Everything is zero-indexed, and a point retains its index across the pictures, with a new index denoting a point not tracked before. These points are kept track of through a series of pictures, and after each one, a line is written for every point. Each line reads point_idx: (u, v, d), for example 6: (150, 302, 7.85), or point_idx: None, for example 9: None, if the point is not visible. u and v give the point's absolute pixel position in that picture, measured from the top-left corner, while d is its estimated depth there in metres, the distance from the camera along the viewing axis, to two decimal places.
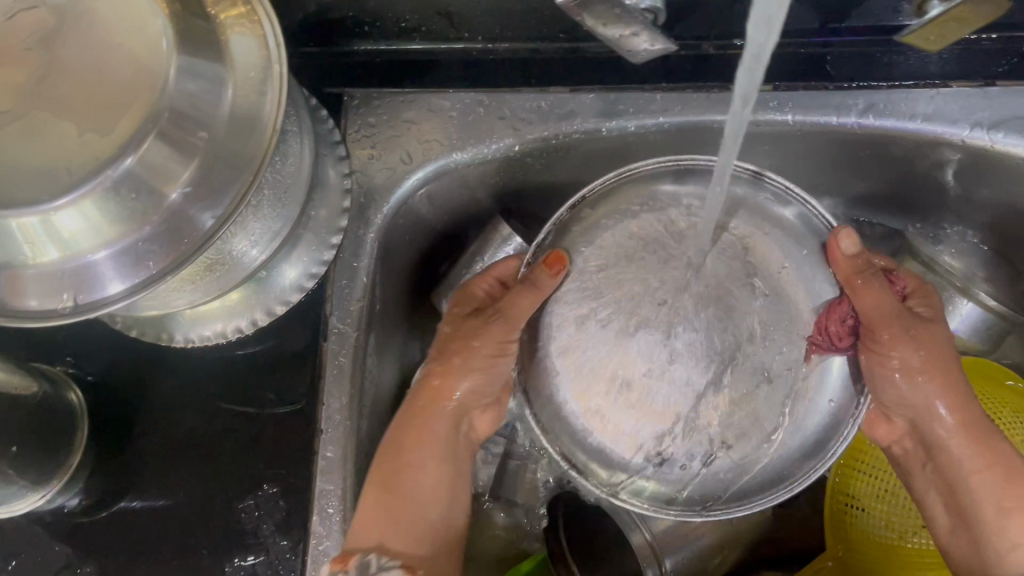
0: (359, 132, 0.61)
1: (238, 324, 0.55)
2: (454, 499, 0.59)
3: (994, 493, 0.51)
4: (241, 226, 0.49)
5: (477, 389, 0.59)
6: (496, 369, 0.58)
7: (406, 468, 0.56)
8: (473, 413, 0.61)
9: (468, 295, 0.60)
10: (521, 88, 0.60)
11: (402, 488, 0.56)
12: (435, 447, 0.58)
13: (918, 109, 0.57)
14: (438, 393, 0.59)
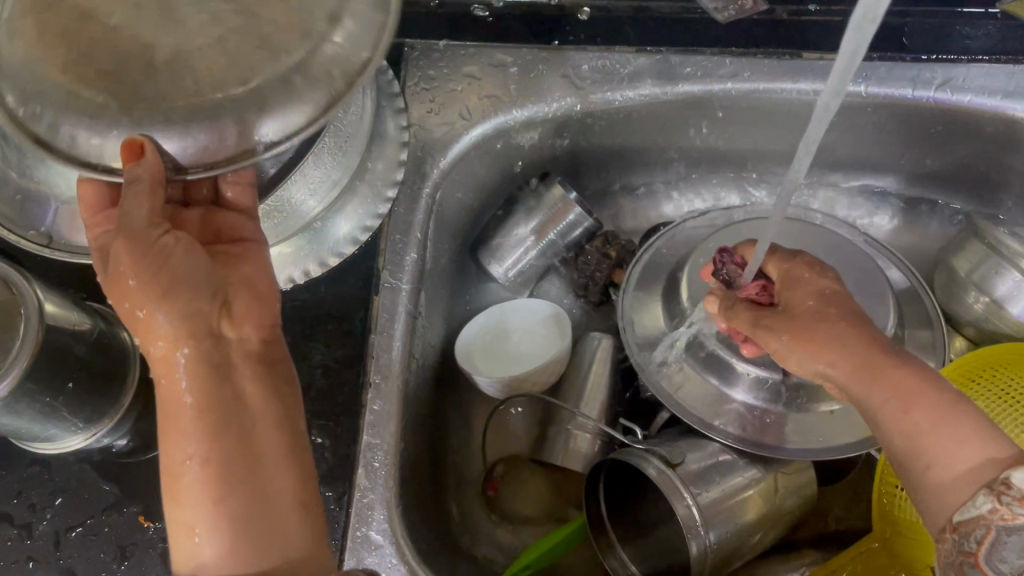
0: (418, 84, 0.59)
1: (290, 273, 0.55)
2: (250, 439, 0.41)
3: (925, 409, 0.40)
4: (302, 176, 0.49)
5: (196, 309, 0.41)
6: (176, 262, 0.40)
7: (170, 415, 0.40)
8: (235, 345, 0.43)
9: (130, 222, 0.39)
10: (586, 46, 0.58)
11: (173, 417, 0.40)
12: (182, 375, 0.40)
13: (998, 86, 0.55)
14: (121, 294, 0.40)
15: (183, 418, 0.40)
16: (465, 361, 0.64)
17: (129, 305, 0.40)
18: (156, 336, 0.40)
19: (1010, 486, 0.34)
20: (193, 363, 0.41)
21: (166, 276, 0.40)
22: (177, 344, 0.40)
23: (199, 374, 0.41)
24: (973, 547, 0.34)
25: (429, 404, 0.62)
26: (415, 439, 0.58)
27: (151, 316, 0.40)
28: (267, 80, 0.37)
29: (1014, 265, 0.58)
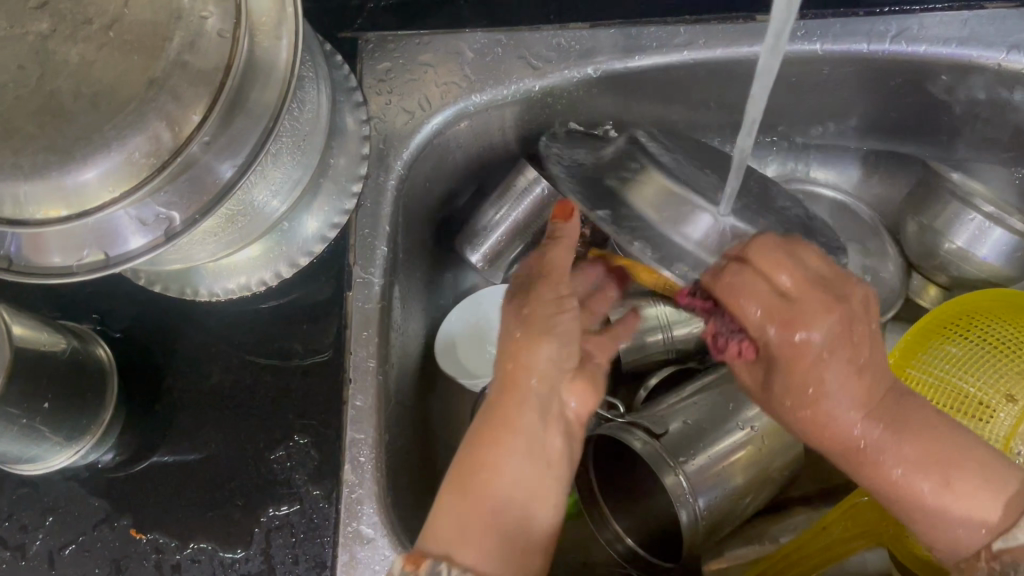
0: (376, 77, 0.59)
1: (262, 276, 0.55)
2: (524, 521, 0.45)
3: (912, 446, 0.45)
4: (261, 176, 0.49)
5: (554, 366, 0.48)
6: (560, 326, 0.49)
7: (509, 430, 0.47)
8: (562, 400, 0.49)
9: (513, 292, 0.51)
10: (540, 26, 0.58)
11: (481, 482, 0.45)
12: (513, 436, 0.46)
13: (953, 33, 0.55)
14: (511, 352, 0.48)
15: (516, 433, 0.46)
16: (447, 362, 0.64)
17: (502, 365, 0.49)
18: (525, 372, 0.48)
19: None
20: (530, 399, 0.47)
21: (515, 349, 0.48)
22: (535, 373, 0.48)
23: (546, 411, 0.48)
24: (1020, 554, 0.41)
25: (414, 395, 0.62)
26: (402, 431, 0.58)
27: (529, 352, 0.48)
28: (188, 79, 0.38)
29: (974, 209, 0.59)
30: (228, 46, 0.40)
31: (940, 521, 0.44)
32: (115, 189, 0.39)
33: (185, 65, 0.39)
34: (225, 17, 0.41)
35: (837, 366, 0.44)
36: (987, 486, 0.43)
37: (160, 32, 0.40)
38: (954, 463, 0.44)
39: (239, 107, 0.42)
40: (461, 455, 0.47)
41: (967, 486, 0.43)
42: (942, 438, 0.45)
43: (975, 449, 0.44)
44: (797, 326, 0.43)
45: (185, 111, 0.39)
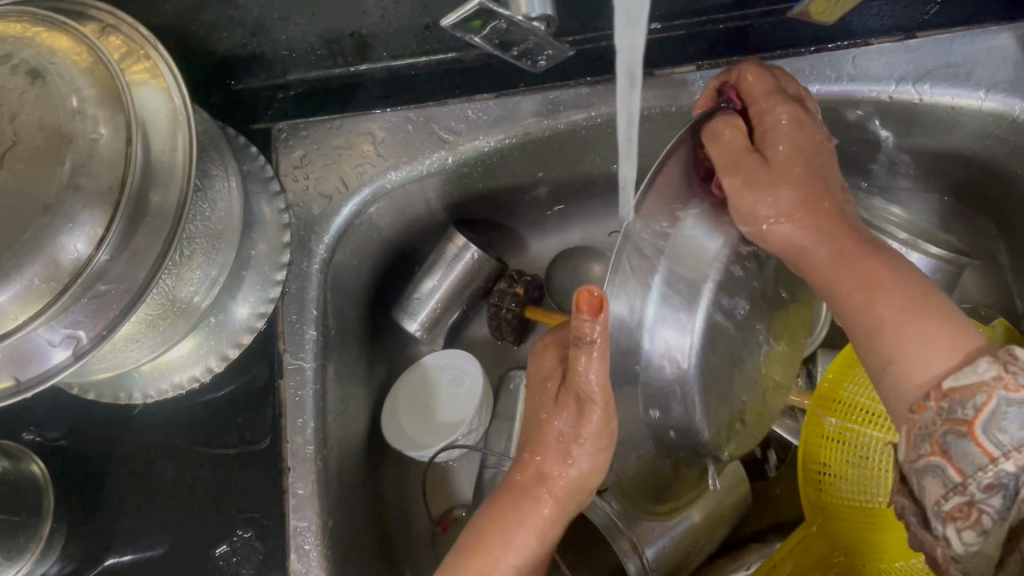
0: (291, 164, 0.60)
1: (194, 372, 0.55)
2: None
3: (894, 300, 0.40)
4: (176, 276, 0.49)
5: (571, 476, 0.50)
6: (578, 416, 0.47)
7: (501, 546, 0.50)
8: (571, 520, 0.53)
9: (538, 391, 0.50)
10: (447, 100, 0.60)
11: (479, 564, 0.50)
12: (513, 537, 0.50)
13: (844, 71, 0.56)
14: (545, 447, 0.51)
15: (507, 548, 0.50)
16: (394, 438, 0.65)
17: (544, 467, 0.51)
18: (554, 484, 0.50)
19: (1017, 357, 0.36)
20: (539, 521, 0.51)
21: (549, 473, 0.51)
22: (551, 497, 0.51)
23: (541, 532, 0.51)
24: (969, 416, 0.36)
25: (361, 473, 0.62)
26: (348, 512, 0.58)
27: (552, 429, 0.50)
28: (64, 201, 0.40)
29: (890, 237, 0.61)
30: (122, 161, 0.42)
31: (906, 382, 0.39)
32: (20, 314, 0.40)
33: (77, 187, 0.40)
34: (116, 133, 0.42)
35: (834, 231, 0.43)
36: (935, 334, 0.39)
37: (51, 156, 0.40)
38: (921, 342, 0.39)
39: (139, 218, 0.43)
40: (478, 525, 0.51)
41: (931, 326, 0.39)
42: (890, 287, 0.41)
43: (931, 295, 0.40)
44: (765, 182, 0.42)
45: (83, 230, 0.40)
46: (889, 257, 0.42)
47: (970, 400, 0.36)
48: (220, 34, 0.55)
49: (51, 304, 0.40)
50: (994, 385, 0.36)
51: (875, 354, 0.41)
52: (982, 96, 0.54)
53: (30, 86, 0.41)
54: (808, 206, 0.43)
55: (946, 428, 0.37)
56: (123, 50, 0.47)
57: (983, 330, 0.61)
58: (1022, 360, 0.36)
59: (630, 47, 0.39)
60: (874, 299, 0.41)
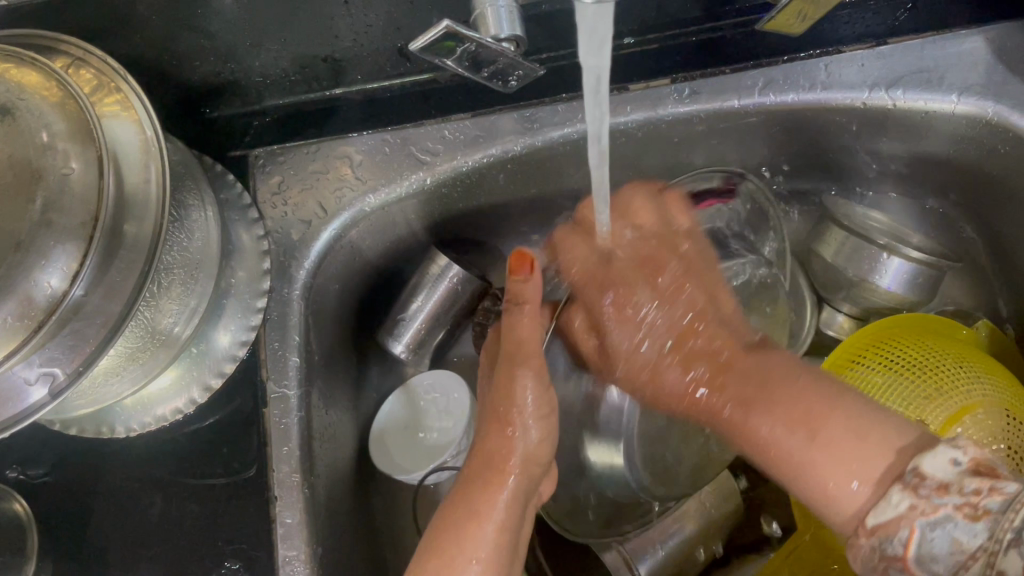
0: (270, 190, 0.60)
1: (177, 404, 0.55)
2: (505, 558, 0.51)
3: (769, 411, 0.48)
4: (156, 308, 0.49)
5: (531, 448, 0.55)
6: (544, 402, 0.54)
7: (484, 516, 0.52)
8: (537, 487, 0.56)
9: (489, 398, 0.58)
10: (424, 121, 0.60)
11: (455, 539, 0.50)
12: (491, 515, 0.52)
13: (816, 79, 0.57)
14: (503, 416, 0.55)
15: (490, 520, 0.52)
16: (382, 462, 0.64)
17: (496, 450, 0.55)
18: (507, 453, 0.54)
19: (924, 479, 0.37)
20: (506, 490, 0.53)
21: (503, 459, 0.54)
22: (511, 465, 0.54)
23: (512, 496, 0.53)
24: (899, 552, 0.37)
25: (350, 498, 0.62)
26: (338, 538, 0.58)
27: (512, 384, 0.54)
28: (32, 236, 0.40)
29: (870, 242, 0.61)
30: (95, 196, 0.41)
31: (839, 510, 0.43)
32: None
33: (49, 224, 0.40)
34: (88, 168, 0.42)
35: (735, 387, 0.51)
36: (853, 454, 0.43)
37: (22, 192, 0.40)
38: (850, 456, 0.43)
39: (113, 252, 0.42)
40: (436, 528, 0.51)
41: (837, 425, 0.45)
42: (831, 419, 0.45)
43: (843, 408, 0.46)
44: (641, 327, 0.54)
45: (57, 266, 0.40)
46: (806, 389, 0.48)
47: (896, 536, 0.37)
48: (193, 64, 0.55)
49: (26, 340, 0.39)
50: (913, 516, 0.37)
51: (783, 471, 0.47)
52: (955, 100, 0.54)
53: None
54: (684, 280, 0.55)
55: (885, 564, 0.38)
56: (94, 83, 0.47)
57: (968, 332, 0.61)
58: (929, 480, 0.37)
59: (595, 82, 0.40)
60: (749, 418, 0.49)
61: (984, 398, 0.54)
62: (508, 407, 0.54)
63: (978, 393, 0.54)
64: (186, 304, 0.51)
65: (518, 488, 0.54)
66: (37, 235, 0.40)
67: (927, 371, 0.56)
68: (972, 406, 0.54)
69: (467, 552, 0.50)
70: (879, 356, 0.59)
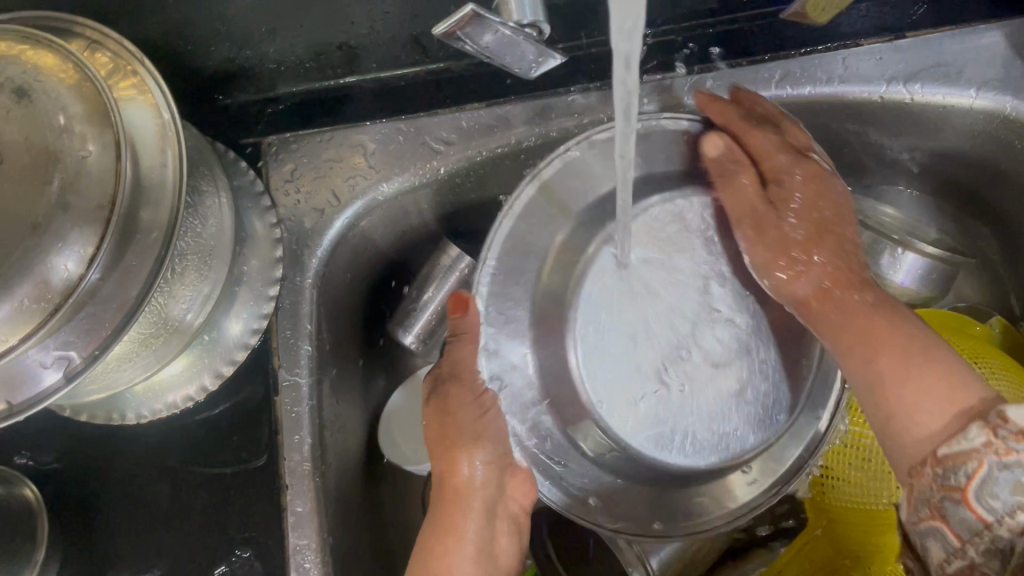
0: (282, 177, 0.59)
1: (188, 391, 0.55)
2: None
3: (907, 384, 0.47)
4: (169, 294, 0.49)
5: (486, 456, 0.55)
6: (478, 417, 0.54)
7: (435, 553, 0.55)
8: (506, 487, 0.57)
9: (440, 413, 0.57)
10: (437, 110, 0.59)
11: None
12: (445, 549, 0.55)
13: (833, 72, 0.56)
14: (452, 442, 0.56)
15: (460, 540, 0.56)
16: (392, 453, 0.64)
17: (445, 471, 0.57)
18: (465, 478, 0.56)
19: (1005, 420, 0.40)
20: (471, 511, 0.56)
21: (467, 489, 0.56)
22: (474, 486, 0.56)
23: (478, 511, 0.56)
24: (962, 482, 0.40)
25: (360, 488, 0.61)
26: (348, 528, 0.57)
27: (451, 408, 0.55)
28: (49, 219, 0.39)
29: (885, 237, 0.61)
30: (111, 179, 0.41)
31: (912, 434, 0.46)
32: (11, 336, 0.39)
33: (67, 207, 0.40)
34: (105, 151, 0.41)
35: (833, 273, 0.55)
36: (940, 395, 0.45)
37: (39, 174, 0.40)
38: (946, 386, 0.46)
39: (129, 236, 0.42)
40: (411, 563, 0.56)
41: (932, 381, 0.46)
42: (909, 378, 0.48)
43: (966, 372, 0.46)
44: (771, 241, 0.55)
45: (74, 249, 0.40)
46: (915, 339, 0.49)
47: (962, 467, 0.40)
48: (208, 50, 0.54)
49: (42, 325, 0.39)
50: (986, 451, 0.40)
51: (884, 409, 0.48)
52: (973, 94, 0.54)
53: (16, 104, 0.41)
54: (818, 238, 0.57)
55: (942, 493, 0.41)
56: (110, 67, 0.46)
57: (979, 328, 0.61)
58: (1009, 423, 0.39)
59: (622, 81, 0.41)
60: (892, 391, 0.48)
61: (998, 394, 0.54)
62: (459, 438, 0.55)
63: (993, 388, 0.54)
64: (199, 292, 0.51)
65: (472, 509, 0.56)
66: (55, 219, 0.39)
67: None
68: None
69: None
70: None
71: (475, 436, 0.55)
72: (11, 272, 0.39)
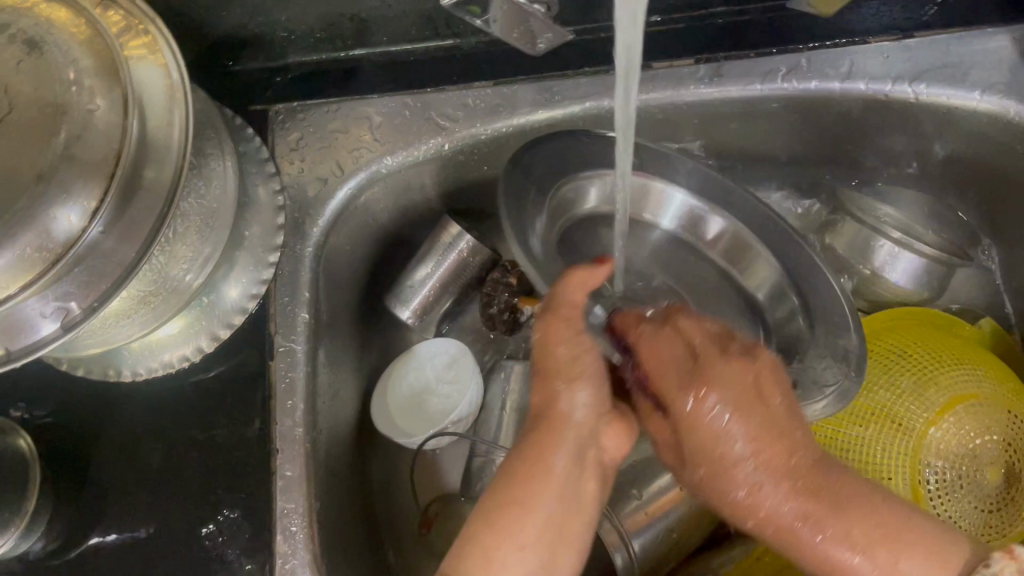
0: (288, 145, 0.60)
1: (184, 351, 0.55)
2: (556, 530, 0.50)
3: (836, 518, 0.51)
4: (170, 254, 0.49)
5: (597, 390, 0.53)
6: (591, 364, 0.53)
7: (525, 477, 0.51)
8: (596, 440, 0.54)
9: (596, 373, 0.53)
10: (445, 86, 0.60)
11: (499, 524, 0.49)
12: (553, 479, 0.51)
13: (839, 69, 0.56)
14: (689, 377, 0.53)
15: (546, 485, 0.50)
16: (383, 423, 0.65)
17: (546, 402, 0.53)
18: (703, 414, 0.52)
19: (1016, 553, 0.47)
20: (670, 347, 0.53)
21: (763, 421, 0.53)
22: (571, 420, 0.52)
23: (694, 349, 0.54)
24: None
25: (350, 458, 0.62)
26: (337, 496, 0.58)
27: (563, 336, 0.51)
28: (53, 170, 0.40)
29: (883, 235, 0.61)
30: (118, 134, 0.41)
31: None
32: (10, 285, 0.40)
33: (72, 158, 0.40)
34: (112, 107, 0.42)
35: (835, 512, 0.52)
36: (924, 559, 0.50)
37: (45, 129, 0.40)
38: (898, 535, 0.50)
39: (132, 192, 0.43)
40: (484, 501, 0.51)
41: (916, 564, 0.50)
42: (904, 534, 0.50)
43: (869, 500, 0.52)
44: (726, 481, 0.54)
45: (76, 203, 0.40)
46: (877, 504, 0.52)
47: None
48: (221, 15, 0.55)
49: (43, 274, 0.40)
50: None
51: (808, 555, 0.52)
52: (978, 96, 0.54)
53: (27, 55, 0.42)
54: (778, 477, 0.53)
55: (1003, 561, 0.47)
56: (121, 24, 0.46)
57: (971, 330, 0.61)
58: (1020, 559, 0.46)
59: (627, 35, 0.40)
60: (674, 399, 0.53)
61: (978, 389, 0.55)
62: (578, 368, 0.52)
63: (973, 384, 0.55)
64: (200, 253, 0.51)
65: (560, 487, 0.51)
66: (58, 171, 0.40)
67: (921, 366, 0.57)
68: (967, 395, 0.55)
69: (534, 534, 0.49)
70: (884, 350, 0.59)
71: (571, 370, 0.52)
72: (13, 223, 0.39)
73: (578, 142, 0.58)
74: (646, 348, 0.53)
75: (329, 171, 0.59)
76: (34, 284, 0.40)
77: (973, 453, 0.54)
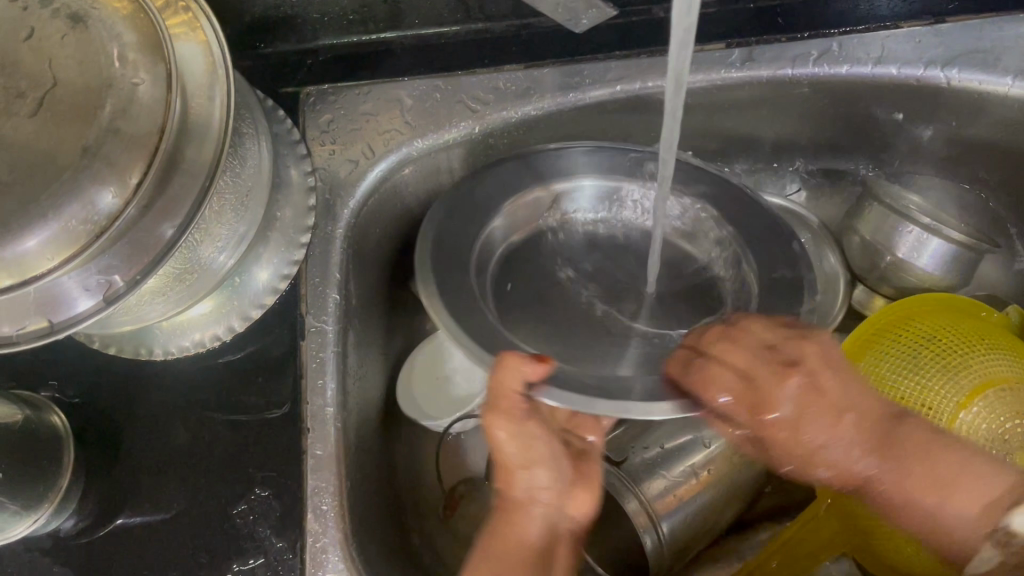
0: (318, 127, 0.60)
1: (215, 331, 0.56)
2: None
3: (916, 469, 0.49)
4: (205, 232, 0.49)
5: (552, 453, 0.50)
6: (535, 437, 0.49)
7: (514, 543, 0.48)
8: (563, 509, 0.49)
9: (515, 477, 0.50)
10: (476, 69, 0.60)
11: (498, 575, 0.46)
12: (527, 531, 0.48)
13: (871, 54, 0.56)
14: (761, 404, 0.49)
15: (521, 553, 0.47)
16: (408, 405, 0.65)
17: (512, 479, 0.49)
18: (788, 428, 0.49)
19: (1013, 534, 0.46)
20: (742, 360, 0.49)
21: (824, 404, 0.49)
22: (537, 502, 0.49)
23: (751, 368, 0.49)
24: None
25: (377, 440, 0.62)
26: (366, 477, 0.58)
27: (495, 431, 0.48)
28: (98, 143, 0.40)
29: (912, 221, 0.61)
30: (162, 109, 0.42)
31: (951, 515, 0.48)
32: (53, 257, 0.40)
33: (117, 131, 0.40)
34: (156, 82, 0.42)
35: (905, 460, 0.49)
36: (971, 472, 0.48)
37: (91, 103, 0.41)
38: (953, 482, 0.48)
39: (174, 169, 0.43)
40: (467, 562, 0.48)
41: (951, 462, 0.48)
42: (932, 453, 0.49)
43: (947, 454, 0.49)
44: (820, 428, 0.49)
45: (119, 177, 0.40)
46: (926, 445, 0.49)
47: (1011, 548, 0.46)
48: None
49: (86, 247, 0.40)
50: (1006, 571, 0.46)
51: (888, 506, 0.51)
52: (1009, 82, 0.54)
53: (71, 29, 0.42)
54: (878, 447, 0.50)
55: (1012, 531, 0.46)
56: (163, 3, 0.47)
57: (999, 315, 0.61)
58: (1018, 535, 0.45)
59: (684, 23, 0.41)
60: (779, 432, 0.49)
61: (1009, 373, 0.55)
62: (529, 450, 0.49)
63: (1003, 367, 0.55)
64: (235, 231, 0.51)
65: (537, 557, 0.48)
66: (103, 144, 0.40)
67: (950, 352, 0.57)
68: (996, 379, 0.55)
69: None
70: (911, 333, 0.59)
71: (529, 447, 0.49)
72: (56, 198, 0.39)
73: (509, 173, 0.59)
74: (705, 377, 0.48)
75: (359, 153, 0.59)
76: (76, 257, 0.40)
77: (1005, 437, 0.53)
